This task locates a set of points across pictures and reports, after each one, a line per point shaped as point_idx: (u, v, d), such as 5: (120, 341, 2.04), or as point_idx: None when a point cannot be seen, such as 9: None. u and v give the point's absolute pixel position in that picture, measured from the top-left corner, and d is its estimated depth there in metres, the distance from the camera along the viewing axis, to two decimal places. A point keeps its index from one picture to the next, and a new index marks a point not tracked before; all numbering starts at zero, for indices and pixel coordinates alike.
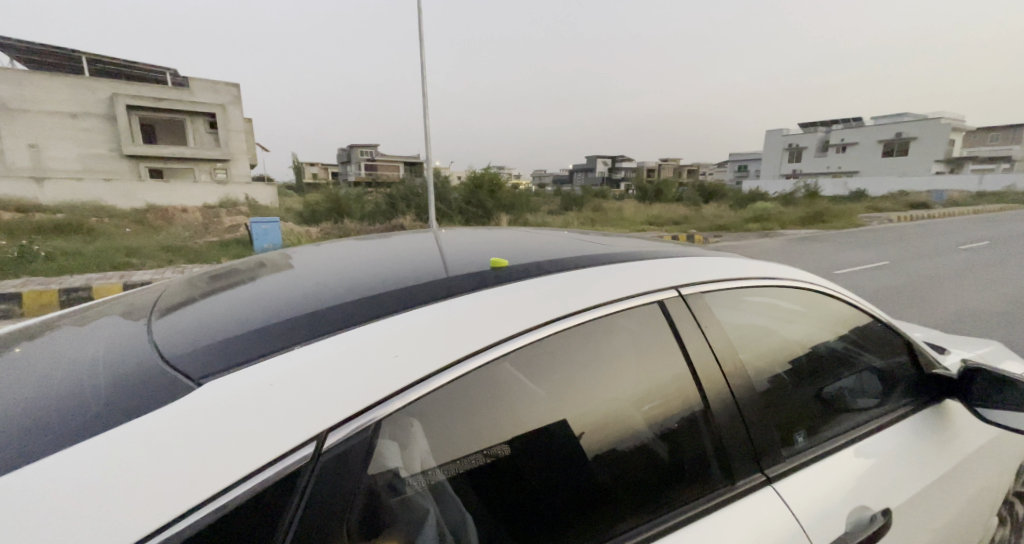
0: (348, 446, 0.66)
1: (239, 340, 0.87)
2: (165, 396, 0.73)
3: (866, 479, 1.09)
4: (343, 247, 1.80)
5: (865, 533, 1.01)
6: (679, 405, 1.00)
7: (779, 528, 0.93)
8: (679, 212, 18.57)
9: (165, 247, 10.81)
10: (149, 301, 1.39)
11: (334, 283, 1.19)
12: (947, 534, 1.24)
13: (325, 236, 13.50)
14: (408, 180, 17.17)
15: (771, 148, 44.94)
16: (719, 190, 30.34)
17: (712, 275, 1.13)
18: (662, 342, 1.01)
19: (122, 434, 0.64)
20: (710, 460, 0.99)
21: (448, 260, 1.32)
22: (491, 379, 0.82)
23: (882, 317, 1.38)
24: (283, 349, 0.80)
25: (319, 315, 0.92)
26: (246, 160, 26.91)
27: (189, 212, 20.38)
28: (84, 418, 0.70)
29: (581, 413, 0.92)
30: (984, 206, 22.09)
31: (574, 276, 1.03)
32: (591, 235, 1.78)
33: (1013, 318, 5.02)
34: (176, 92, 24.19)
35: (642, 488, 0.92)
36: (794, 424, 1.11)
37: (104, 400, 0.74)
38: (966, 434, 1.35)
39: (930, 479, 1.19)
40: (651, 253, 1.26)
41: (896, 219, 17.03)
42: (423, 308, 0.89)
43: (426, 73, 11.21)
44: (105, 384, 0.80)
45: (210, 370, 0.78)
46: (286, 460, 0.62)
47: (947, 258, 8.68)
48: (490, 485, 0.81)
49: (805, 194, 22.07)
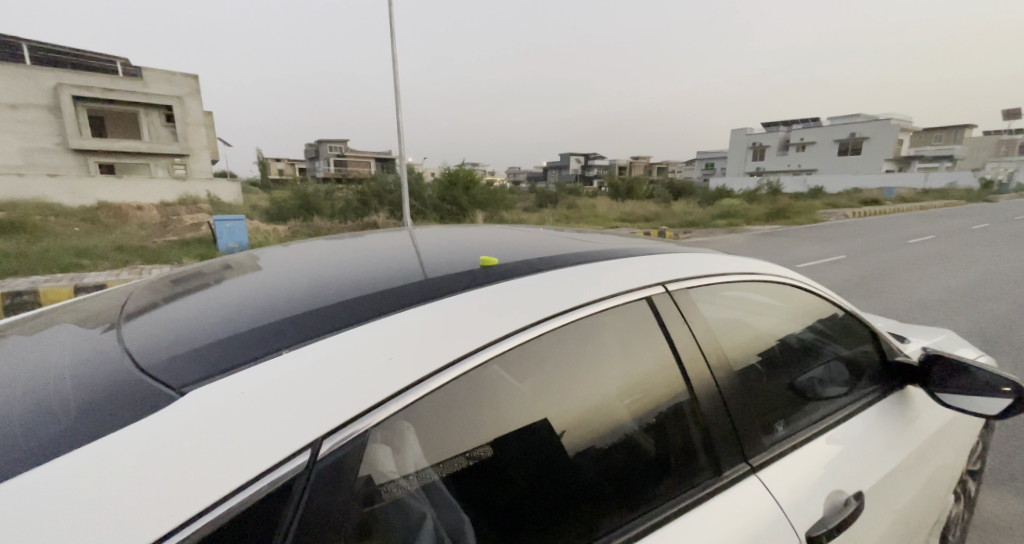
0: (343, 454, 0.65)
1: (220, 346, 0.83)
2: (146, 405, 0.69)
3: (837, 464, 1.14)
4: (313, 247, 1.74)
5: (838, 518, 1.06)
6: (664, 397, 1.03)
7: (760, 514, 0.97)
8: (650, 209, 19.01)
9: (121, 247, 10.27)
10: (107, 308, 1.32)
11: (315, 284, 1.16)
12: (908, 513, 1.31)
13: (293, 235, 13.11)
14: (380, 176, 16.90)
15: (736, 147, 46.42)
16: (687, 188, 31.12)
17: (692, 271, 1.16)
18: (647, 336, 1.03)
19: (101, 449, 0.60)
20: (694, 452, 1.02)
21: (428, 260, 1.30)
22: (481, 381, 0.81)
23: (848, 308, 1.45)
24: (266, 356, 0.77)
25: (300, 319, 0.89)
26: (207, 155, 25.83)
27: (145, 210, 19.44)
28: (53, 432, 0.66)
29: (567, 410, 0.93)
30: (931, 203, 23.40)
31: (562, 274, 1.04)
32: (570, 233, 1.79)
33: (959, 307, 5.38)
34: (128, 83, 23.03)
35: (627, 482, 0.94)
36: (770, 413, 1.15)
37: (72, 414, 0.70)
38: (926, 416, 1.44)
39: (896, 462, 1.26)
40: (632, 251, 1.28)
41: (851, 215, 17.89)
42: (412, 309, 0.88)
43: (398, 68, 11.08)
44: (74, 395, 0.75)
45: (192, 378, 0.75)
46: (279, 470, 0.60)
47: (898, 251, 9.19)
48: (477, 486, 0.80)
49: (768, 191, 22.94)
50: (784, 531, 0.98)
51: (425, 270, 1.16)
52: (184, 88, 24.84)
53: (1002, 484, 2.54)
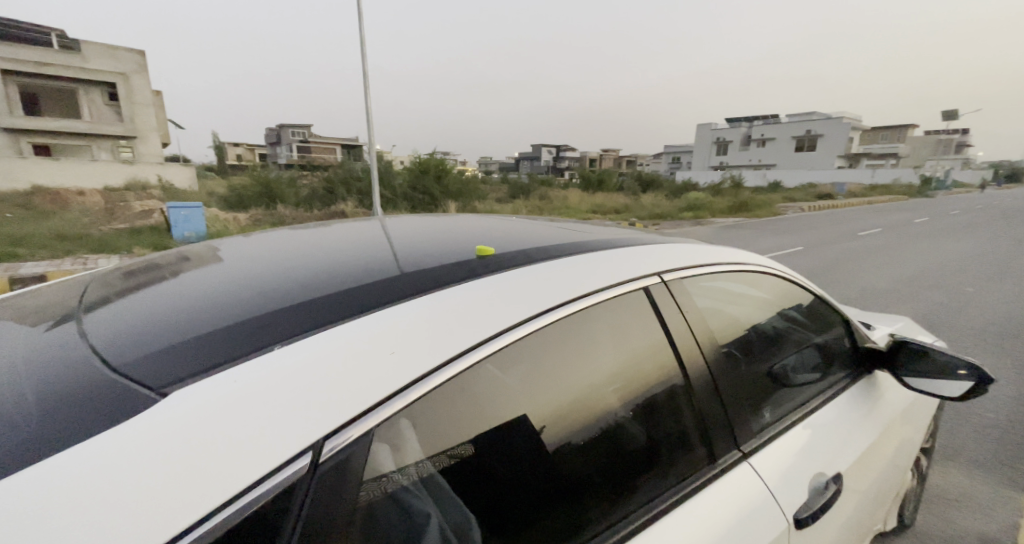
0: (347, 454, 0.63)
1: (203, 341, 0.78)
2: (124, 409, 0.64)
3: (815, 447, 1.21)
4: (280, 237, 1.66)
5: (819, 499, 1.13)
6: (654, 384, 1.05)
7: (745, 498, 1.01)
8: (619, 201, 19.36)
9: (63, 235, 9.61)
10: (53, 304, 1.21)
11: (296, 275, 1.11)
12: (875, 489, 1.41)
13: (255, 224, 12.58)
14: (346, 163, 16.44)
15: (700, 142, 47.71)
16: (655, 180, 31.79)
17: (683, 262, 1.20)
18: (640, 324, 1.05)
19: (79, 456, 0.56)
20: (683, 441, 1.05)
21: (413, 249, 1.27)
22: (477, 379, 0.80)
23: (822, 296, 1.52)
24: (257, 351, 0.73)
25: (290, 312, 0.85)
26: (157, 138, 24.26)
27: (88, 195, 18.21)
28: (16, 440, 0.60)
29: (560, 399, 0.93)
30: (878, 198, 24.82)
31: (558, 265, 1.04)
32: (553, 222, 1.78)
33: (906, 295, 5.76)
34: (65, 57, 21.49)
35: (618, 472, 0.95)
36: (754, 399, 1.19)
37: (37, 419, 0.64)
38: (891, 398, 1.53)
39: (867, 446, 1.35)
40: (621, 241, 1.30)
41: (807, 209, 18.75)
42: (411, 300, 0.86)
43: (367, 52, 10.81)
44: (33, 400, 0.69)
45: (175, 377, 0.70)
46: (282, 472, 0.58)
47: (848, 243, 9.73)
48: (475, 479, 0.80)
49: (731, 185, 23.77)
50: (766, 511, 1.03)
51: (413, 261, 1.13)
52: (129, 64, 23.17)
53: (950, 460, 2.74)
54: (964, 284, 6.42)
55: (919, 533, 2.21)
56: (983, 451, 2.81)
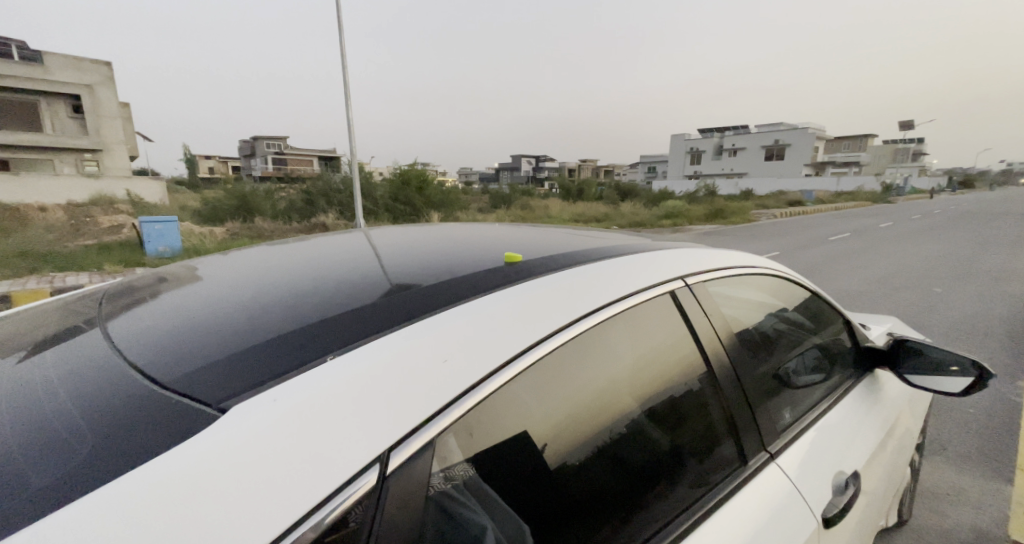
0: (411, 464, 0.62)
1: (246, 357, 0.77)
2: (183, 428, 0.62)
3: (830, 446, 1.27)
4: (271, 252, 1.60)
5: (841, 496, 1.19)
6: (678, 383, 1.07)
7: (772, 497, 1.05)
8: (599, 210, 19.70)
9: (27, 252, 9.22)
10: (42, 329, 1.14)
11: (311, 287, 1.10)
12: (882, 483, 1.49)
13: (233, 238, 12.25)
14: (325, 175, 16.23)
15: (674, 152, 49.04)
16: (633, 189, 32.40)
17: (700, 266, 1.24)
18: (668, 327, 1.08)
19: (154, 472, 0.54)
20: (709, 442, 1.07)
21: (430, 258, 1.26)
22: (523, 388, 0.80)
23: (821, 295, 1.60)
24: (307, 365, 0.72)
25: (327, 326, 0.84)
26: (124, 150, 23.63)
27: (50, 211, 17.54)
28: (70, 466, 0.59)
29: (595, 402, 0.93)
30: (844, 204, 25.90)
31: (586, 270, 1.06)
32: (555, 230, 1.79)
33: (882, 296, 5.98)
34: (25, 68, 20.85)
35: (648, 475, 0.96)
36: (769, 399, 1.23)
37: (90, 445, 0.62)
38: (890, 394, 1.63)
39: (872, 444, 1.42)
40: (635, 246, 1.33)
41: (779, 215, 19.43)
42: (453, 308, 0.86)
43: (347, 66, 10.88)
44: (77, 424, 0.67)
45: (228, 392, 0.68)
46: (354, 484, 0.57)
47: (820, 248, 10.11)
48: (523, 485, 0.79)
49: (706, 193, 24.51)
50: (791, 510, 1.07)
51: (437, 270, 1.13)
52: (94, 76, 22.39)
53: (939, 456, 2.84)
54: (932, 284, 6.73)
55: (917, 528, 2.28)
56: (969, 446, 2.92)
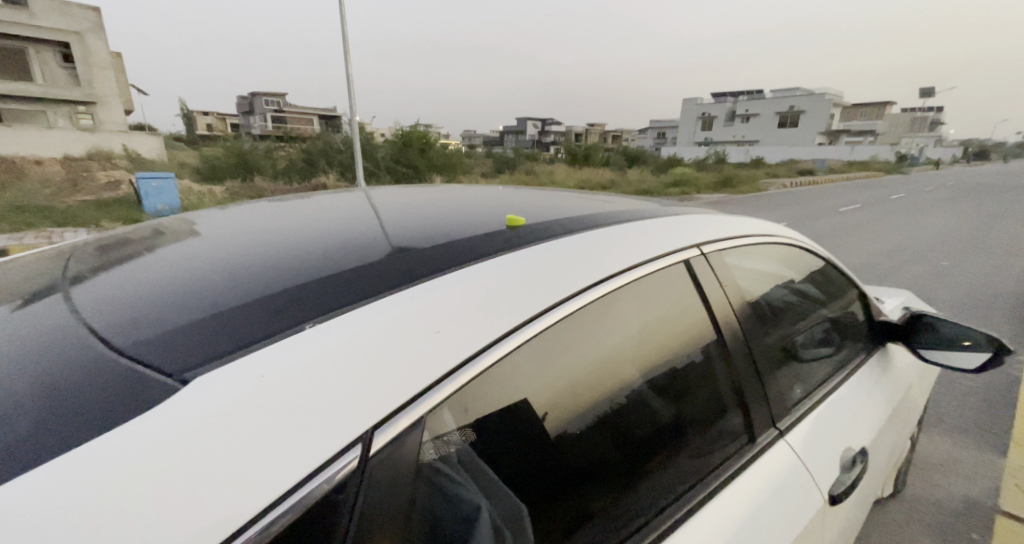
0: (394, 444, 0.60)
1: (227, 319, 0.74)
2: (142, 399, 0.60)
3: (834, 422, 1.25)
4: (269, 209, 1.55)
5: (845, 474, 1.19)
6: (680, 353, 1.05)
7: (772, 472, 1.05)
8: (604, 176, 19.41)
9: (23, 206, 9.15)
10: (24, 281, 1.11)
11: (308, 247, 1.06)
12: (885, 457, 1.48)
13: (233, 197, 12.16)
14: (325, 133, 15.91)
15: (684, 117, 47.79)
16: (640, 154, 31.68)
17: (711, 235, 1.20)
18: (674, 299, 1.05)
19: (114, 447, 0.52)
20: (709, 415, 1.06)
21: (425, 222, 1.21)
22: (514, 365, 0.76)
23: (837, 267, 1.55)
24: (288, 332, 0.69)
25: (315, 290, 0.81)
26: (119, 103, 23.13)
27: (47, 165, 17.37)
28: (17, 436, 0.57)
29: (590, 367, 0.90)
30: (855, 175, 25.38)
31: (588, 238, 1.02)
32: (561, 192, 1.73)
33: (890, 269, 5.91)
34: (10, 13, 20.06)
35: (643, 449, 0.95)
36: (775, 372, 1.21)
37: (38, 414, 0.60)
38: (900, 369, 1.61)
39: (878, 419, 1.41)
40: (643, 213, 1.28)
41: (787, 185, 19.10)
42: (453, 274, 0.82)
43: (346, 18, 10.47)
44: (40, 390, 0.65)
45: (195, 361, 0.66)
46: (334, 465, 0.55)
47: (827, 218, 9.95)
48: (515, 459, 0.77)
49: (715, 160, 24.01)
50: (790, 489, 1.06)
51: (437, 233, 1.08)
52: (83, 23, 21.62)
53: (936, 428, 2.85)
54: (940, 258, 6.63)
55: (908, 497, 2.32)
56: (967, 419, 2.93)
